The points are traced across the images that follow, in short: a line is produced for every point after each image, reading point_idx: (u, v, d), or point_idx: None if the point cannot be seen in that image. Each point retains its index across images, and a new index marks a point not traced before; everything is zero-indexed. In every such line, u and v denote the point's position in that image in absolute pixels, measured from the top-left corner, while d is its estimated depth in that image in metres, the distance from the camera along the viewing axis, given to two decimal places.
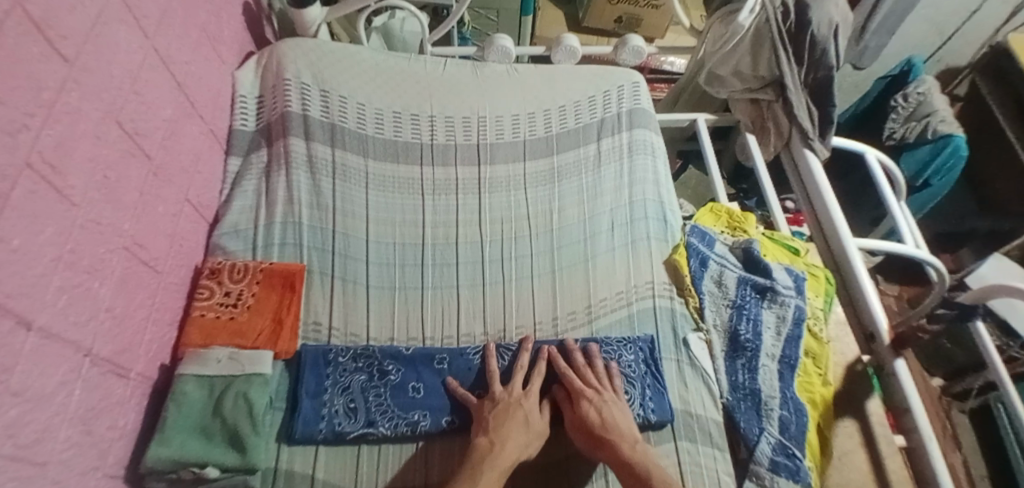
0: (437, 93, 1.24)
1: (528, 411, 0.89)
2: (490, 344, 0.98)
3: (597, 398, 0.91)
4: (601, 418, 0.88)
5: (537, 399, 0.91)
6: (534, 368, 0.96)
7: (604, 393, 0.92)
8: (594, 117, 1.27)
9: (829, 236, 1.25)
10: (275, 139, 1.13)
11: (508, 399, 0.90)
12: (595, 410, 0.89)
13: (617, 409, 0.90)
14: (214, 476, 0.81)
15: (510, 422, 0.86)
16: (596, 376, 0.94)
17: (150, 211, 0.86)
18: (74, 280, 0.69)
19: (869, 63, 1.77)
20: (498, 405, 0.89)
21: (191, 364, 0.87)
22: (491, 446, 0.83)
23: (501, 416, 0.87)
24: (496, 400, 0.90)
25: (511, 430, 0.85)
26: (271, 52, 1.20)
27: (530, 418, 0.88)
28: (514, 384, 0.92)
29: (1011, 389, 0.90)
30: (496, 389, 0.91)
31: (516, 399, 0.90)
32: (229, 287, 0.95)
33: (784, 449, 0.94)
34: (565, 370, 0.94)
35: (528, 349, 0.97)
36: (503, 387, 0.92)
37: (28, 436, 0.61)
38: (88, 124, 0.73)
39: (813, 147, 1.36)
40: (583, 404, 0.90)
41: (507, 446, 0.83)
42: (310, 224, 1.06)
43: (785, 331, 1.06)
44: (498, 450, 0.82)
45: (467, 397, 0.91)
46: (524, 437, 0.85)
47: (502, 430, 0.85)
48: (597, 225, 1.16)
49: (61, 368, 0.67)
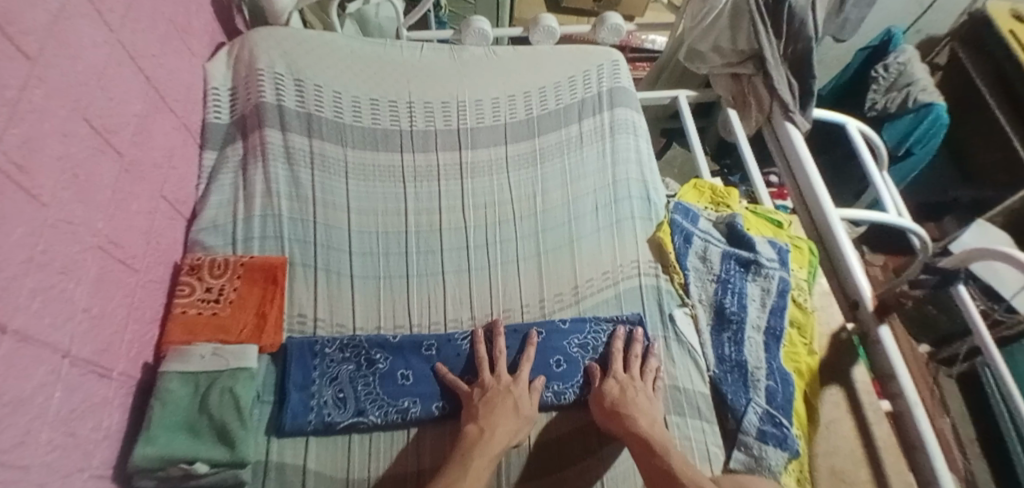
0: (415, 79, 1.22)
1: (518, 395, 0.89)
2: (478, 329, 0.98)
3: (625, 378, 0.94)
4: (622, 393, 0.91)
5: (526, 384, 0.92)
6: (523, 355, 0.96)
7: (636, 378, 0.95)
8: (575, 98, 1.26)
9: (811, 208, 1.25)
10: (250, 131, 1.11)
11: (497, 388, 0.90)
12: (619, 386, 0.93)
13: (642, 392, 0.92)
14: (202, 472, 0.80)
15: (500, 410, 0.86)
16: (637, 362, 0.97)
17: (124, 209, 0.84)
18: (48, 281, 0.68)
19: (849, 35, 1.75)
20: (489, 393, 0.89)
21: (175, 361, 0.86)
22: (480, 432, 0.83)
23: (492, 404, 0.87)
24: (486, 387, 0.90)
25: (501, 418, 0.85)
26: (242, 43, 1.18)
27: (520, 405, 0.88)
28: (501, 373, 0.92)
29: (998, 358, 0.91)
30: (486, 378, 0.92)
31: (506, 386, 0.90)
32: (210, 282, 0.94)
33: (771, 418, 0.95)
34: (617, 350, 0.97)
35: (501, 333, 0.98)
36: (492, 375, 0.92)
37: (9, 440, 0.61)
38: (54, 123, 0.71)
39: (794, 120, 1.36)
40: (609, 381, 0.93)
41: (495, 434, 0.83)
42: (291, 216, 1.05)
43: (770, 302, 1.08)
44: (490, 439, 0.82)
45: (457, 384, 0.92)
46: (515, 423, 0.86)
47: (492, 418, 0.85)
48: (581, 207, 1.16)
49: (41, 370, 0.66)
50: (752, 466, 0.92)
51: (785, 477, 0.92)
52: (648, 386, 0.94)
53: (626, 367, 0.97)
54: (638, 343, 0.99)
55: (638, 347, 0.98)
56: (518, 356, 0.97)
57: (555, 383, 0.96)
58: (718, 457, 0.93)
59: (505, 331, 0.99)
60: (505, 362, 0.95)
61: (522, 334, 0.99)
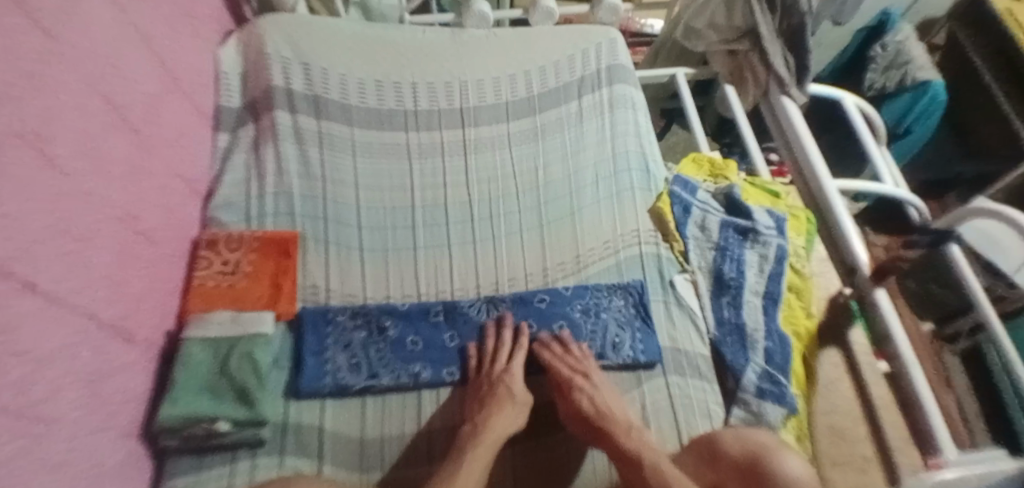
0: (418, 61, 1.26)
1: (509, 377, 0.91)
2: (492, 323, 0.99)
3: (591, 389, 0.90)
4: (596, 406, 0.88)
5: (518, 370, 0.93)
6: (517, 343, 0.98)
7: (590, 377, 0.92)
8: (574, 76, 1.30)
9: (808, 177, 1.28)
10: (261, 113, 1.16)
11: (491, 380, 0.92)
12: (588, 398, 0.89)
13: (605, 395, 0.90)
14: (224, 431, 0.83)
15: (494, 402, 0.88)
16: (578, 360, 0.95)
17: (139, 184, 0.88)
18: (68, 247, 0.71)
19: (849, 17, 1.71)
20: (483, 387, 0.91)
21: (194, 328, 0.90)
22: (474, 428, 0.85)
23: (487, 396, 0.89)
24: (481, 381, 0.93)
25: (495, 411, 0.87)
26: (250, 29, 1.22)
27: (514, 390, 0.90)
28: (499, 360, 0.95)
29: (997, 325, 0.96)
30: (484, 366, 0.95)
31: (497, 375, 0.92)
32: (226, 256, 0.98)
33: (769, 376, 0.99)
34: (552, 359, 0.96)
35: (509, 326, 0.99)
36: (491, 365, 0.95)
37: (38, 394, 0.64)
38: (68, 96, 0.74)
39: (791, 94, 1.38)
40: (577, 394, 0.90)
41: (489, 426, 0.85)
42: (301, 193, 1.09)
43: (768, 269, 1.12)
44: (486, 432, 0.84)
45: (472, 367, 0.96)
46: (508, 409, 0.88)
47: (486, 413, 0.87)
48: (582, 180, 1.19)
49: (64, 330, 0.69)
50: (752, 421, 0.96)
51: (783, 432, 0.96)
52: (602, 382, 0.93)
53: (570, 366, 0.94)
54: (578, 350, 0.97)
55: (576, 351, 0.97)
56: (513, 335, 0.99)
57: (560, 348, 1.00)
58: (718, 414, 0.96)
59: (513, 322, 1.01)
60: (505, 353, 0.96)
61: (517, 323, 1.01)
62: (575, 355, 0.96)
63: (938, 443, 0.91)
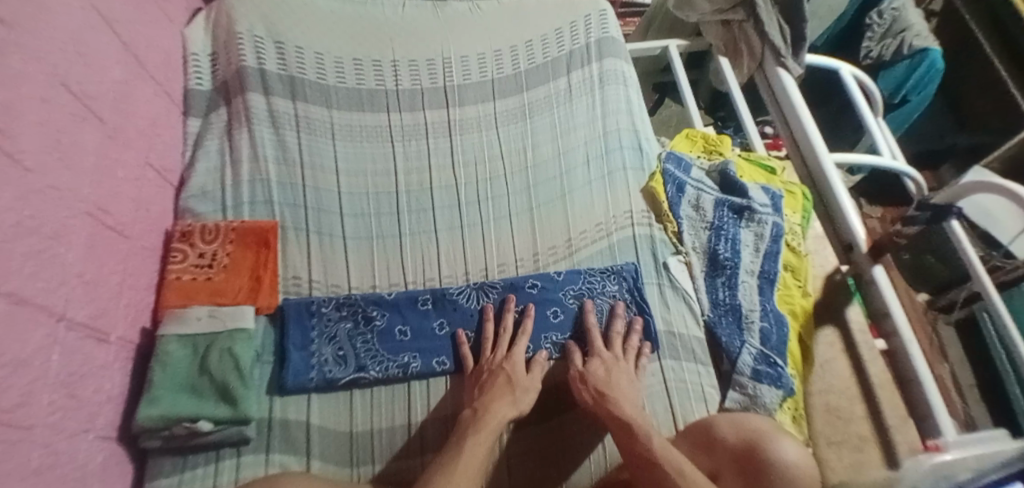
0: (398, 37, 1.20)
1: (513, 364, 0.89)
2: (488, 307, 0.97)
3: (610, 358, 0.91)
4: (608, 376, 0.88)
5: (521, 359, 0.91)
6: (521, 326, 0.95)
7: (619, 357, 0.91)
8: (562, 51, 1.24)
9: (805, 152, 1.24)
10: (233, 96, 1.10)
11: (491, 367, 0.90)
12: (604, 368, 0.89)
13: (623, 373, 0.89)
14: (207, 430, 0.80)
15: (493, 390, 0.86)
16: (618, 339, 0.95)
17: (109, 177, 0.84)
18: (39, 246, 0.68)
19: None
20: (483, 374, 0.89)
21: (172, 325, 0.87)
22: (473, 414, 0.83)
23: (487, 384, 0.87)
24: (481, 370, 0.90)
25: (496, 398, 0.85)
26: (219, 7, 1.16)
27: (514, 378, 0.88)
28: (498, 348, 0.92)
29: (998, 302, 0.89)
30: (484, 356, 0.92)
31: (498, 363, 0.90)
32: (203, 248, 0.94)
33: (765, 358, 0.97)
34: (591, 327, 0.96)
35: (512, 310, 0.96)
36: (491, 352, 0.93)
37: (12, 400, 0.61)
38: (32, 87, 0.70)
39: (787, 66, 1.33)
40: (595, 361, 0.90)
41: (489, 412, 0.82)
42: (279, 180, 1.05)
43: (763, 248, 1.09)
44: (485, 418, 0.82)
45: (465, 356, 0.93)
46: (512, 397, 0.85)
47: (486, 399, 0.85)
48: (572, 159, 1.15)
49: (37, 333, 0.66)
50: (747, 404, 0.94)
51: (780, 414, 0.94)
52: (632, 366, 0.91)
53: (609, 344, 0.94)
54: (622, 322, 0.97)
55: (619, 324, 0.96)
56: (501, 307, 0.98)
57: (553, 334, 0.97)
58: (713, 398, 0.94)
59: (516, 306, 0.97)
60: (508, 338, 0.94)
61: (503, 296, 0.99)
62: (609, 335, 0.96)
63: (939, 425, 0.89)
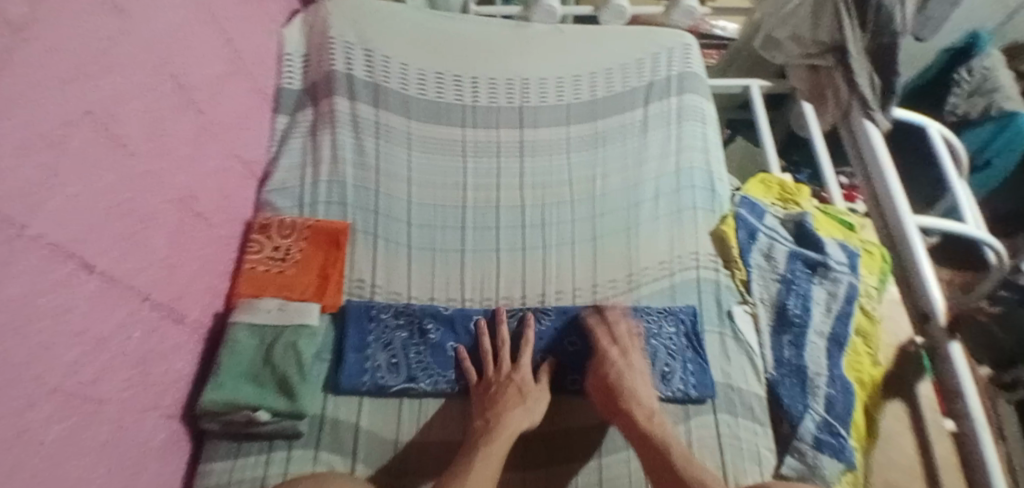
0: (480, 55, 1.22)
1: (522, 379, 0.90)
2: (528, 313, 0.98)
3: (621, 361, 0.91)
4: (620, 379, 0.89)
5: (529, 372, 0.92)
6: (522, 336, 0.96)
7: (630, 357, 0.92)
8: (642, 81, 1.23)
9: (886, 212, 1.20)
10: (320, 98, 1.15)
11: (499, 380, 0.90)
12: (616, 371, 0.90)
13: (636, 375, 0.90)
14: (264, 420, 0.83)
15: (506, 400, 0.86)
16: (627, 339, 0.94)
17: (201, 166, 0.87)
18: (132, 229, 0.71)
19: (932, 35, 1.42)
20: (493, 386, 0.89)
21: (244, 313, 0.90)
22: (486, 425, 0.83)
23: (498, 395, 0.87)
24: (489, 383, 0.90)
25: (509, 407, 0.86)
26: (316, 11, 1.22)
27: (524, 389, 0.89)
28: (503, 363, 0.92)
29: None
30: (488, 371, 0.92)
31: (506, 375, 0.91)
32: (278, 242, 0.97)
33: (828, 427, 0.93)
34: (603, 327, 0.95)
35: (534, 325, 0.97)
36: (493, 368, 0.92)
37: (89, 375, 0.64)
38: (140, 77, 0.73)
39: (874, 118, 1.31)
40: (606, 365, 0.91)
41: (503, 424, 0.83)
42: (355, 183, 1.08)
43: (836, 309, 1.04)
44: (499, 427, 0.82)
45: (468, 372, 0.92)
46: (523, 408, 0.86)
47: (499, 408, 0.85)
48: (641, 193, 1.13)
49: (121, 312, 0.69)
50: (806, 474, 0.90)
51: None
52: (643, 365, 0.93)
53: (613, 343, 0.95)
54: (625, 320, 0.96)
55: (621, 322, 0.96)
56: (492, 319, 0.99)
57: None
58: (771, 459, 0.90)
59: (508, 316, 0.98)
60: (509, 352, 0.94)
61: (540, 315, 0.98)
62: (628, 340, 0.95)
63: None
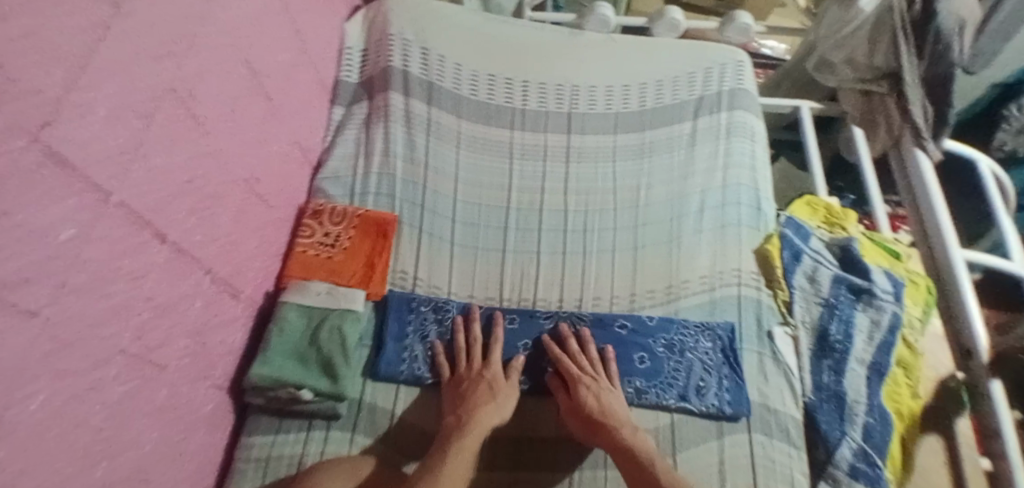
0: (533, 60, 1.24)
1: (493, 375, 0.90)
2: (563, 326, 0.98)
3: (592, 382, 0.90)
4: (601, 405, 0.87)
5: (500, 368, 0.92)
6: (493, 334, 0.96)
7: (598, 378, 0.91)
8: (692, 95, 1.24)
9: (933, 244, 1.18)
10: (376, 92, 1.18)
11: (471, 376, 0.90)
12: (593, 396, 0.88)
13: (608, 394, 0.90)
14: (307, 399, 0.85)
15: (477, 396, 0.87)
16: (593, 363, 0.94)
17: (265, 149, 0.91)
18: (202, 204, 0.74)
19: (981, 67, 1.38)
20: (463, 383, 0.89)
21: (294, 294, 0.93)
22: (458, 421, 0.84)
23: (469, 392, 0.88)
24: (460, 379, 0.90)
25: (481, 403, 0.86)
26: (378, 8, 1.25)
27: (495, 385, 0.89)
28: (474, 360, 0.93)
29: None
30: (460, 367, 0.92)
31: (477, 372, 0.91)
32: (329, 228, 1.00)
33: (865, 456, 0.92)
34: (575, 353, 0.94)
35: (503, 323, 0.98)
36: (466, 364, 0.93)
37: (154, 339, 0.67)
38: (220, 59, 0.76)
39: (927, 148, 1.28)
40: (580, 389, 0.89)
41: (473, 420, 0.83)
42: (403, 177, 1.11)
43: (878, 338, 1.02)
44: (472, 424, 0.83)
45: (441, 365, 0.92)
46: (494, 403, 0.87)
47: (470, 406, 0.85)
48: (686, 206, 1.13)
49: (185, 282, 0.72)
50: None
51: None
52: (612, 385, 0.92)
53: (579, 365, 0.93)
54: (587, 342, 0.96)
55: (575, 343, 0.95)
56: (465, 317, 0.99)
57: (638, 379, 0.94)
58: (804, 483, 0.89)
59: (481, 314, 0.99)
60: (480, 350, 0.94)
61: (576, 328, 0.98)
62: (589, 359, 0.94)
63: None
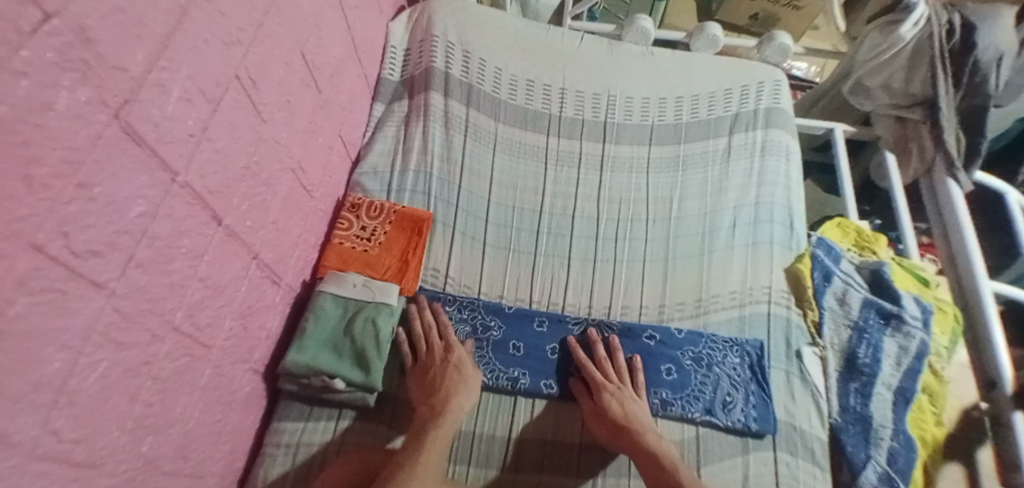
0: (571, 67, 1.26)
1: (458, 357, 0.91)
2: (592, 329, 0.99)
3: (615, 389, 0.91)
4: (624, 410, 0.88)
5: (463, 350, 0.93)
6: (447, 321, 0.97)
7: (622, 384, 0.92)
8: (728, 110, 1.25)
9: (962, 273, 1.18)
10: (417, 92, 1.20)
11: (437, 362, 0.91)
12: (617, 401, 0.89)
13: (630, 399, 0.90)
14: (339, 388, 0.86)
15: (447, 383, 0.87)
16: (613, 369, 0.94)
17: (313, 141, 0.93)
18: (255, 190, 0.76)
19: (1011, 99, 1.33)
20: (431, 369, 0.90)
21: (331, 284, 0.94)
22: (432, 411, 0.84)
23: (437, 377, 0.88)
24: (427, 365, 0.91)
25: (453, 391, 0.87)
26: (423, 9, 1.27)
27: (461, 367, 0.90)
28: (435, 345, 0.93)
29: None
30: (423, 353, 0.93)
31: (442, 357, 0.91)
32: (365, 222, 1.01)
33: (889, 480, 0.92)
34: (602, 359, 0.95)
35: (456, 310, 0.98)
36: (428, 347, 0.93)
37: (204, 319, 0.69)
38: (281, 50, 0.78)
39: (957, 178, 1.27)
40: (603, 394, 0.90)
41: (449, 410, 0.85)
42: (439, 176, 1.12)
43: (906, 363, 1.02)
44: (444, 413, 0.84)
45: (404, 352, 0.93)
46: (464, 386, 0.88)
47: (442, 393, 0.86)
48: (718, 220, 1.14)
49: (235, 266, 0.74)
50: None
51: None
52: (634, 391, 0.93)
53: (602, 371, 0.94)
54: (614, 350, 0.96)
55: (602, 349, 0.96)
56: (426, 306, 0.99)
57: (664, 391, 0.95)
58: None
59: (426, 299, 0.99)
60: (441, 335, 0.95)
61: (606, 333, 0.99)
62: (613, 365, 0.95)
63: None
